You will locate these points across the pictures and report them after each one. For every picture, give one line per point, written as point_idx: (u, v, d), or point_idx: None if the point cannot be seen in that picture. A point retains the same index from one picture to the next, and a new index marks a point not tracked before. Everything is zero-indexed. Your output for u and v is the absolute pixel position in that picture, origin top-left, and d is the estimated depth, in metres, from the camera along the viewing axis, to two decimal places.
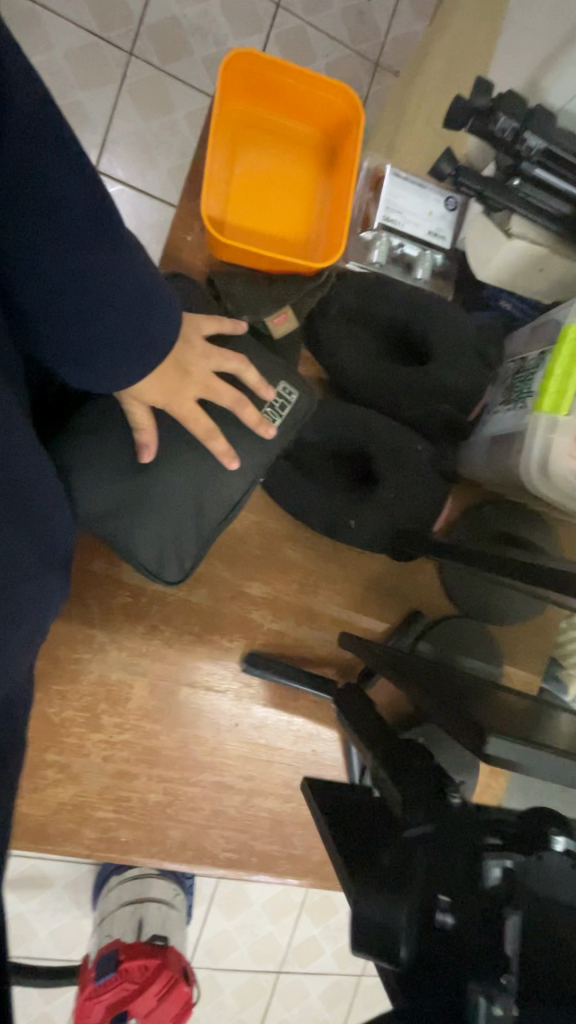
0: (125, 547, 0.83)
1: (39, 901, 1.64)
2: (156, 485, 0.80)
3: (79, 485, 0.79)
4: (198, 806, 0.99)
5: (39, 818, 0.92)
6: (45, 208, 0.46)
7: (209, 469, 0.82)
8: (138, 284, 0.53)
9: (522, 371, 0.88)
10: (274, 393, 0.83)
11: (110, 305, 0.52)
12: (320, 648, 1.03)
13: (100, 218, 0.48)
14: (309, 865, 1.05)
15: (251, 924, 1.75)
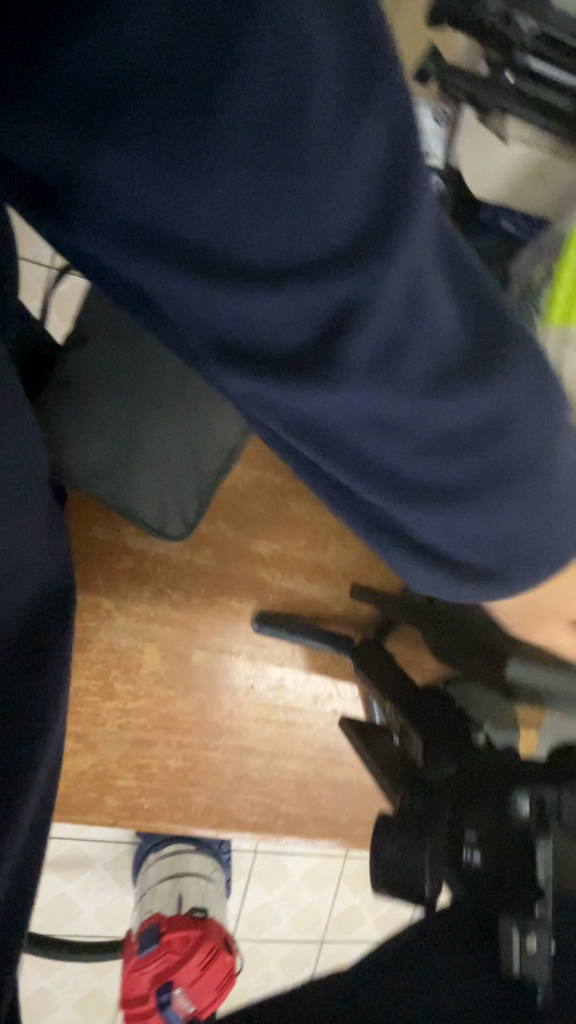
0: (125, 505, 0.80)
1: (81, 880, 1.66)
2: (149, 435, 0.80)
3: (72, 445, 0.77)
4: (219, 771, 0.97)
5: (61, 789, 0.92)
6: (444, 375, 0.33)
7: (200, 419, 0.82)
8: (541, 429, 0.36)
9: (529, 287, 0.80)
10: None
11: (511, 475, 0.36)
12: (334, 604, 1.00)
13: (496, 362, 0.34)
14: (337, 826, 1.03)
15: (291, 895, 1.76)
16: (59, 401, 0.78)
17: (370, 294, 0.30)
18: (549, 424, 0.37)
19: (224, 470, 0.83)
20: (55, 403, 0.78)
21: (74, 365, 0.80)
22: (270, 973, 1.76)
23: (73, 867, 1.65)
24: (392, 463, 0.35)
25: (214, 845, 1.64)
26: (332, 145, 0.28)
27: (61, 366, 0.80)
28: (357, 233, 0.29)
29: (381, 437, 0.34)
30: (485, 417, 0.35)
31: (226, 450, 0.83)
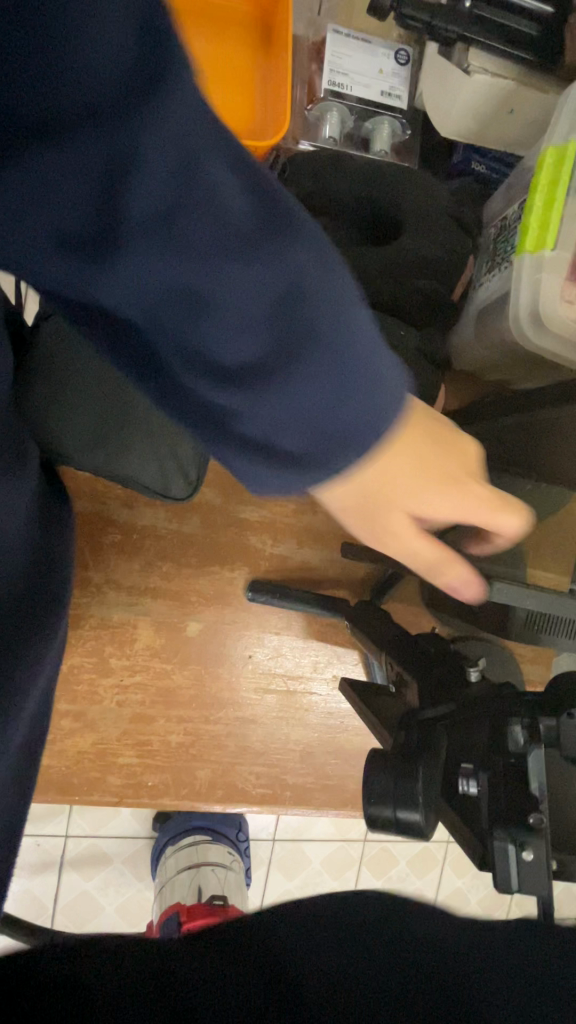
0: (129, 474, 0.75)
1: (102, 880, 1.60)
2: (141, 399, 0.73)
3: (57, 414, 0.70)
4: (222, 743, 0.96)
5: (62, 769, 0.90)
6: (218, 235, 0.29)
7: None
8: (341, 311, 0.33)
9: (504, 229, 0.80)
10: None
11: (323, 370, 0.33)
12: (329, 568, 0.98)
13: (294, 232, 0.31)
14: (346, 794, 1.01)
15: (312, 882, 1.72)
16: (39, 377, 0.70)
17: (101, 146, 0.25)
18: (358, 312, 0.34)
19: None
20: (35, 380, 0.69)
21: (49, 334, 0.71)
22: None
23: (91, 867, 1.59)
24: (192, 348, 0.31)
25: (231, 831, 1.63)
26: None
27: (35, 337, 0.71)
28: (117, 93, 0.25)
29: (172, 316, 0.30)
30: (286, 294, 0.31)
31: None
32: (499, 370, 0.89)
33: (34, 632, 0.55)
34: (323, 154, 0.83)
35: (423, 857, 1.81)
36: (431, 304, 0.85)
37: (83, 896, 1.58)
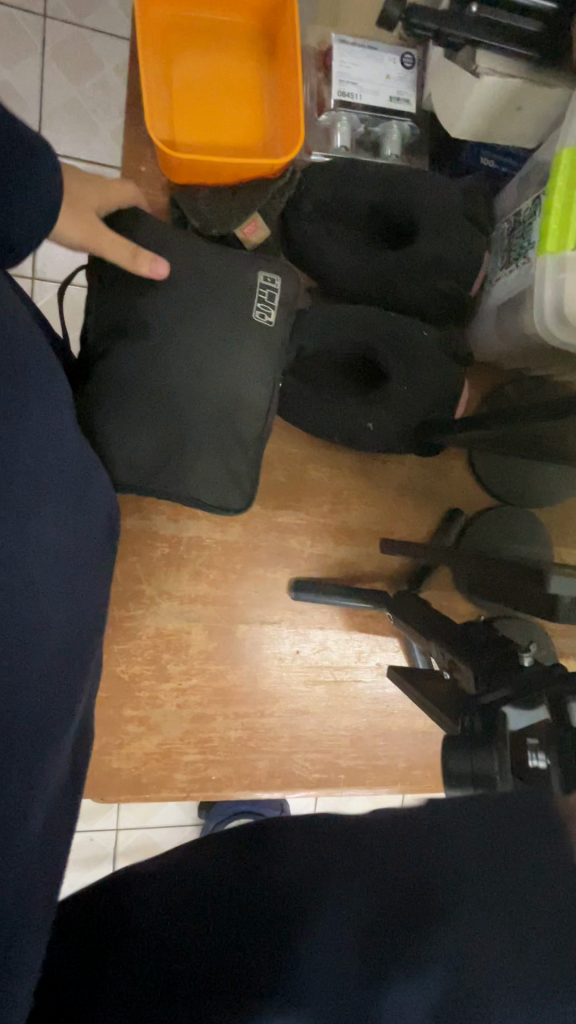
0: (181, 493, 0.78)
1: None
2: (188, 424, 0.76)
3: (114, 439, 0.76)
4: (278, 735, 1.01)
5: (132, 770, 0.96)
6: None
7: (230, 382, 0.78)
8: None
9: (517, 225, 0.82)
10: (258, 285, 0.79)
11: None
12: (366, 561, 1.02)
13: None
14: (395, 772, 1.06)
15: None
16: (97, 410, 0.76)
17: None
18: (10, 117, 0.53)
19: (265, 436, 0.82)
20: (94, 413, 0.76)
21: (101, 373, 0.77)
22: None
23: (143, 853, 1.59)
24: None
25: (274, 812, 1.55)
26: None
27: (89, 375, 0.78)
28: None
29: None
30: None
31: (261, 413, 0.80)
32: (518, 359, 0.91)
33: (75, 696, 0.60)
34: (338, 164, 0.85)
35: None
36: (450, 301, 0.88)
37: None
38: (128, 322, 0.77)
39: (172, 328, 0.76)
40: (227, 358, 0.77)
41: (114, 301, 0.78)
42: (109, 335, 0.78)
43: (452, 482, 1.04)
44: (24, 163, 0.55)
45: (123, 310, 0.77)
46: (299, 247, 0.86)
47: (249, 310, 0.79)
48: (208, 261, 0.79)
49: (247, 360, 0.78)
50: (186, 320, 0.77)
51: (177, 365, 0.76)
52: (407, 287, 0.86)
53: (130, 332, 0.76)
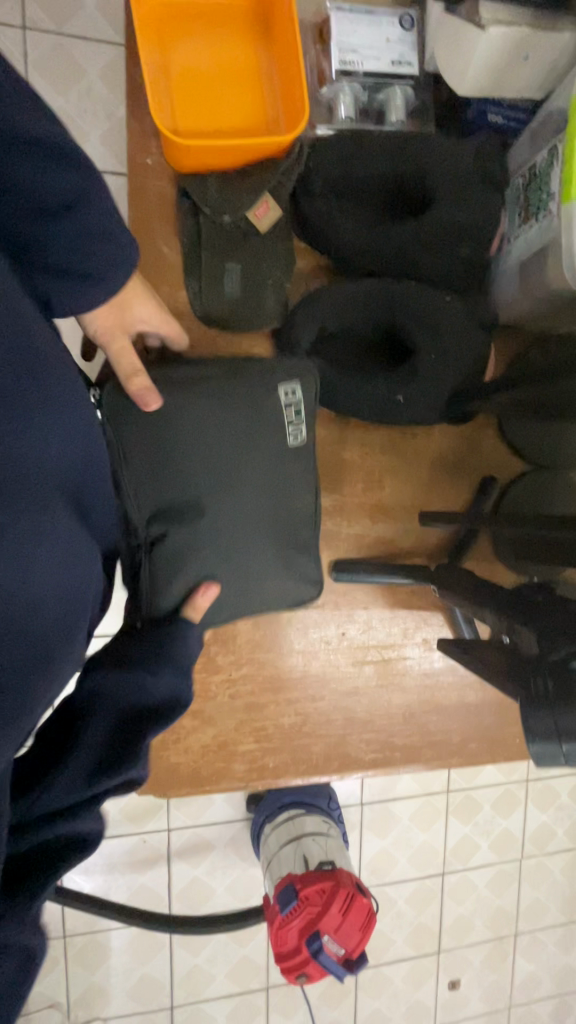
0: (264, 604, 0.91)
1: (210, 863, 1.56)
2: (254, 556, 0.87)
3: (187, 583, 0.84)
4: (331, 719, 1.01)
5: (190, 764, 0.97)
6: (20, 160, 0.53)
7: (279, 498, 0.86)
8: (69, 144, 0.55)
9: (534, 178, 0.81)
10: (283, 406, 0.83)
11: (56, 188, 0.56)
12: (403, 538, 1.01)
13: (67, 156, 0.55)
14: (451, 747, 1.05)
15: (405, 836, 1.64)
16: (163, 570, 0.83)
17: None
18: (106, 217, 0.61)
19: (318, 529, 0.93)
20: (163, 593, 0.83)
21: (163, 555, 0.83)
22: (400, 912, 1.63)
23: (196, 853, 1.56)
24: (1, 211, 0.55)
25: (322, 802, 1.51)
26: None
27: (150, 563, 0.83)
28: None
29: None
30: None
31: (311, 513, 0.90)
32: (542, 319, 0.90)
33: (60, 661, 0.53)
34: (345, 136, 0.84)
35: (506, 799, 1.70)
36: (469, 268, 0.87)
37: (194, 882, 1.55)
38: (179, 498, 0.82)
39: (222, 483, 0.82)
40: (275, 485, 0.85)
41: (158, 485, 0.81)
42: (162, 516, 0.82)
43: (483, 450, 1.02)
44: (104, 247, 0.61)
45: (167, 487, 0.81)
46: (310, 225, 0.85)
47: (285, 441, 0.84)
48: (236, 411, 0.81)
49: (290, 474, 0.86)
50: (223, 464, 0.82)
51: (229, 508, 0.84)
52: (427, 252, 0.84)
53: (186, 511, 0.82)
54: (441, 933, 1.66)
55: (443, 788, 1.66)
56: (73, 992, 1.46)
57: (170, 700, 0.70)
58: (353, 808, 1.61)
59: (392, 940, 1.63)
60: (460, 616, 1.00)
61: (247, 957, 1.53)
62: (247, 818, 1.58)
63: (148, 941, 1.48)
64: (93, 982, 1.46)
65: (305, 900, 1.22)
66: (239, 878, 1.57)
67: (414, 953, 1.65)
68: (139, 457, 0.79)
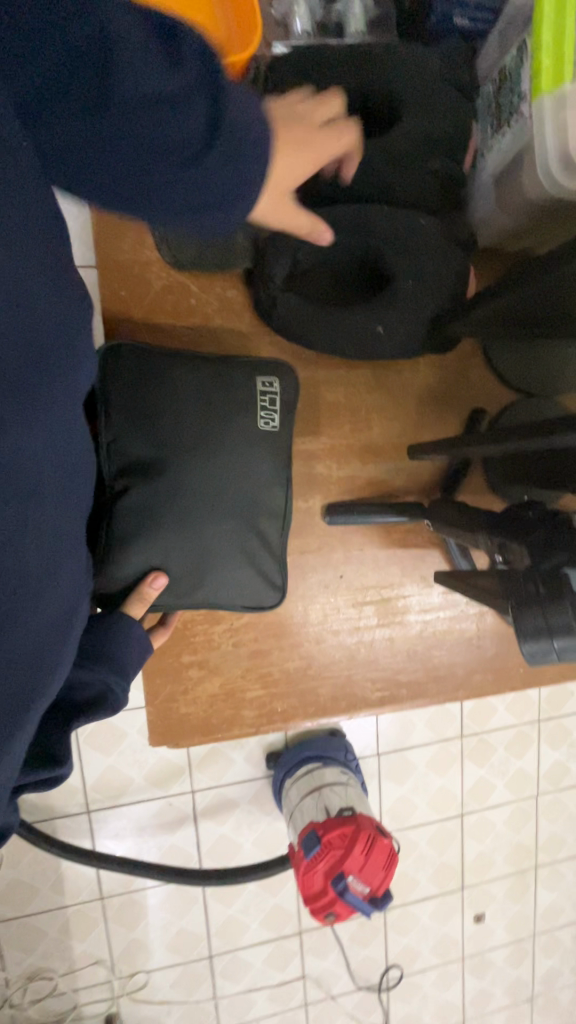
0: (224, 596, 0.90)
1: (234, 821, 1.60)
2: (216, 544, 0.86)
3: (152, 549, 0.84)
4: (336, 661, 1.02)
5: (201, 713, 0.99)
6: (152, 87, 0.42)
7: (252, 485, 0.87)
8: (201, 51, 0.45)
9: (505, 81, 0.77)
10: (261, 390, 0.87)
11: (189, 131, 0.45)
12: (395, 478, 1.01)
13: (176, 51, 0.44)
14: (456, 681, 1.07)
15: (422, 781, 1.68)
16: (129, 532, 0.83)
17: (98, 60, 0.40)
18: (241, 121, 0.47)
19: (285, 533, 0.92)
20: (125, 560, 0.84)
21: (124, 514, 0.83)
22: (423, 854, 1.69)
23: (220, 812, 1.60)
24: (153, 204, 0.49)
25: (339, 754, 1.55)
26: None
27: (111, 520, 0.84)
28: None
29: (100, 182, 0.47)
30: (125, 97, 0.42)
31: (280, 513, 0.90)
32: (519, 238, 0.87)
33: (61, 646, 0.57)
34: (305, 51, 0.81)
35: (519, 739, 1.74)
36: (442, 186, 0.85)
37: (221, 839, 1.59)
38: (147, 458, 0.83)
39: (188, 458, 0.83)
40: (245, 469, 0.86)
41: (130, 442, 0.83)
42: (128, 473, 0.84)
43: (470, 382, 1.00)
44: (243, 161, 0.49)
45: (142, 446, 0.83)
46: None
47: (256, 421, 0.86)
48: (216, 395, 0.85)
49: (261, 468, 0.87)
50: (198, 442, 0.84)
51: (200, 486, 0.84)
52: (397, 169, 0.81)
53: (150, 470, 0.83)
54: (463, 871, 1.72)
55: (457, 733, 1.70)
56: (116, 948, 1.52)
57: (96, 697, 0.71)
58: (371, 758, 1.65)
59: (417, 879, 1.69)
60: (453, 549, 1.00)
61: (278, 904, 1.59)
62: (267, 773, 1.62)
63: (182, 896, 1.54)
64: (133, 937, 1.53)
65: (328, 843, 1.26)
66: (264, 832, 1.62)
67: (438, 890, 1.71)
68: (119, 410, 0.83)
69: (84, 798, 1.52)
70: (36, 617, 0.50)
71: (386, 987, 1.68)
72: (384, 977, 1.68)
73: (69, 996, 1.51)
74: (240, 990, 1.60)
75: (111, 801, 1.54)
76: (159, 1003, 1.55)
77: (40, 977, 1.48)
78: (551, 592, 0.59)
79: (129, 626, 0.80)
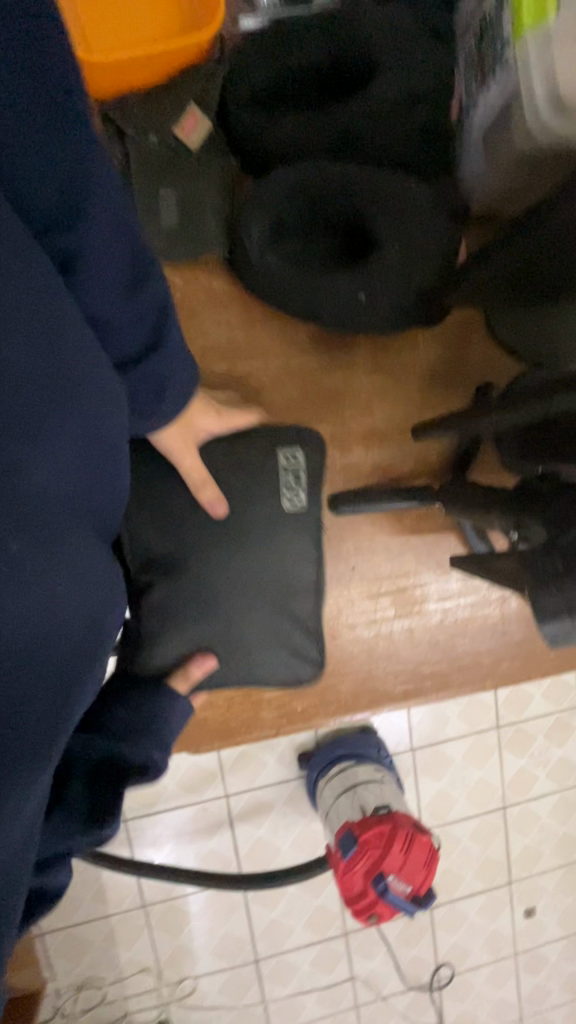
0: (255, 671, 0.92)
1: (269, 824, 1.58)
2: (246, 623, 0.89)
3: (167, 638, 0.88)
4: (355, 655, 0.99)
5: (219, 717, 0.96)
6: (127, 259, 0.51)
7: (275, 565, 0.88)
8: (147, 255, 0.54)
9: (486, 28, 0.73)
10: (280, 473, 0.88)
11: (128, 328, 0.54)
12: (401, 461, 0.96)
13: (147, 277, 0.54)
14: (482, 669, 1.02)
15: (460, 776, 1.62)
16: (151, 621, 0.88)
17: (92, 243, 0.47)
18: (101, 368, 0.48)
19: (320, 612, 0.93)
20: (155, 648, 0.88)
21: (150, 611, 0.88)
22: (466, 850, 1.63)
23: (253, 816, 1.57)
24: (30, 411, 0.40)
25: (371, 752, 1.50)
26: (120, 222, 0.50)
27: (140, 609, 0.89)
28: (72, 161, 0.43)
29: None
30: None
31: (313, 589, 0.91)
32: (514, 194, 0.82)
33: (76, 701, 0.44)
34: (267, 26, 0.81)
35: (559, 726, 1.67)
36: (436, 145, 0.81)
37: (257, 843, 1.57)
38: (167, 555, 0.88)
39: (209, 547, 0.86)
40: (269, 553, 0.88)
41: (153, 542, 0.88)
42: (151, 567, 0.88)
43: (472, 356, 0.95)
44: (168, 386, 0.59)
45: (164, 541, 0.88)
46: (240, 137, 0.81)
47: (280, 503, 0.88)
48: (239, 479, 0.87)
49: (286, 551, 0.88)
50: (211, 536, 0.86)
51: (220, 573, 0.87)
52: (390, 112, 0.76)
53: (170, 567, 0.87)
54: (510, 865, 1.66)
55: (493, 724, 1.63)
56: (162, 955, 1.51)
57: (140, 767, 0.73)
58: (405, 755, 1.60)
59: (463, 876, 1.63)
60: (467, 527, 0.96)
61: (321, 908, 1.56)
62: (300, 773, 1.59)
63: (223, 902, 1.52)
64: (178, 945, 1.51)
65: (365, 844, 1.21)
66: (301, 834, 1.59)
67: (486, 886, 1.65)
68: (138, 512, 0.88)
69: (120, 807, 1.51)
70: (30, 694, 0.39)
71: (437, 986, 1.63)
72: (435, 976, 1.63)
73: (119, 1004, 1.51)
74: (288, 995, 1.57)
75: (146, 807, 1.53)
76: (209, 1009, 1.54)
77: (90, 986, 1.48)
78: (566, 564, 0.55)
79: (172, 703, 0.82)
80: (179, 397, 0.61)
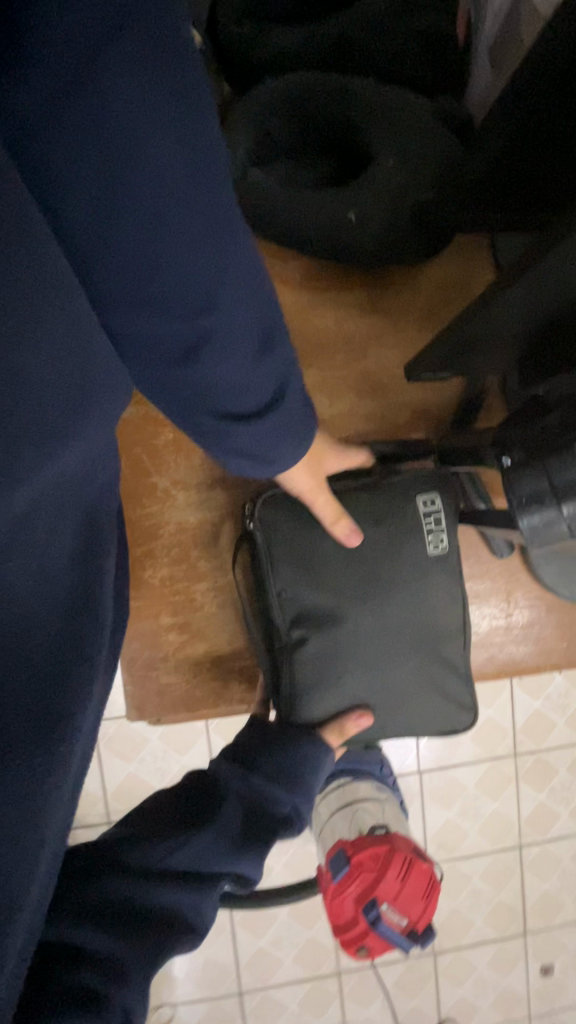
0: (405, 725, 0.73)
1: None
2: (398, 678, 0.70)
3: (309, 695, 0.69)
4: None
5: (183, 686, 0.87)
6: (253, 312, 0.40)
7: (428, 612, 0.70)
8: (277, 329, 0.42)
9: None
10: (427, 514, 0.70)
11: (237, 391, 0.41)
12: (396, 413, 0.87)
13: (280, 350, 0.43)
14: (485, 660, 0.90)
15: (471, 804, 1.46)
16: (292, 674, 0.69)
17: (221, 295, 0.37)
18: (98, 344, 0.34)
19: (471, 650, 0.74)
20: (305, 699, 0.69)
21: (306, 666, 0.68)
22: (477, 890, 1.45)
23: None
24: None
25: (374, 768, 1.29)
26: (256, 294, 0.40)
27: (291, 668, 0.69)
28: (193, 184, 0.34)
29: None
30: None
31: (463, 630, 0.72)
32: None
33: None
34: None
35: None
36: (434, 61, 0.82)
37: None
38: (319, 607, 0.69)
39: (360, 596, 0.68)
40: (420, 600, 0.69)
41: (306, 591, 0.69)
42: (304, 621, 0.69)
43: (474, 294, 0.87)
44: (279, 437, 0.45)
45: (309, 596, 0.69)
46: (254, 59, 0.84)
47: (424, 548, 0.70)
48: (378, 533, 0.69)
49: (443, 607, 0.70)
50: (362, 589, 0.68)
51: (373, 632, 0.68)
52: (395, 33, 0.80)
53: (324, 623, 0.68)
54: (525, 914, 1.47)
55: (510, 752, 1.47)
56: None
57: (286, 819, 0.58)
58: (411, 778, 1.44)
59: (472, 920, 1.45)
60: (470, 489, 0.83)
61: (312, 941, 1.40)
62: None
63: None
64: None
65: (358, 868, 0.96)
66: (291, 853, 1.45)
67: (498, 935, 1.46)
68: (281, 553, 0.69)
69: (102, 809, 1.32)
70: None
71: None
72: None
73: None
74: None
75: None
76: None
77: None
78: (566, 426, 0.52)
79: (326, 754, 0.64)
80: (303, 434, 0.47)
